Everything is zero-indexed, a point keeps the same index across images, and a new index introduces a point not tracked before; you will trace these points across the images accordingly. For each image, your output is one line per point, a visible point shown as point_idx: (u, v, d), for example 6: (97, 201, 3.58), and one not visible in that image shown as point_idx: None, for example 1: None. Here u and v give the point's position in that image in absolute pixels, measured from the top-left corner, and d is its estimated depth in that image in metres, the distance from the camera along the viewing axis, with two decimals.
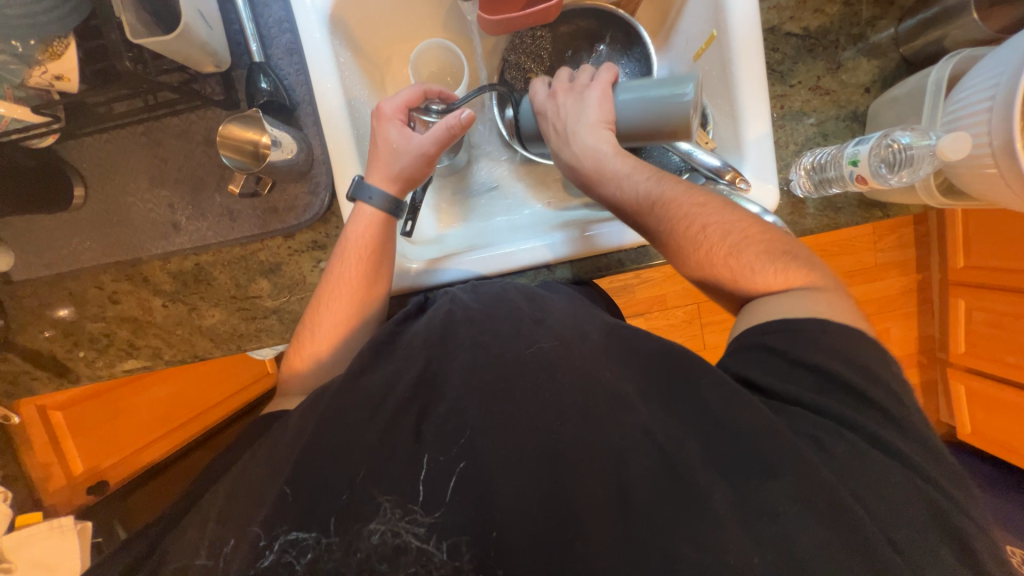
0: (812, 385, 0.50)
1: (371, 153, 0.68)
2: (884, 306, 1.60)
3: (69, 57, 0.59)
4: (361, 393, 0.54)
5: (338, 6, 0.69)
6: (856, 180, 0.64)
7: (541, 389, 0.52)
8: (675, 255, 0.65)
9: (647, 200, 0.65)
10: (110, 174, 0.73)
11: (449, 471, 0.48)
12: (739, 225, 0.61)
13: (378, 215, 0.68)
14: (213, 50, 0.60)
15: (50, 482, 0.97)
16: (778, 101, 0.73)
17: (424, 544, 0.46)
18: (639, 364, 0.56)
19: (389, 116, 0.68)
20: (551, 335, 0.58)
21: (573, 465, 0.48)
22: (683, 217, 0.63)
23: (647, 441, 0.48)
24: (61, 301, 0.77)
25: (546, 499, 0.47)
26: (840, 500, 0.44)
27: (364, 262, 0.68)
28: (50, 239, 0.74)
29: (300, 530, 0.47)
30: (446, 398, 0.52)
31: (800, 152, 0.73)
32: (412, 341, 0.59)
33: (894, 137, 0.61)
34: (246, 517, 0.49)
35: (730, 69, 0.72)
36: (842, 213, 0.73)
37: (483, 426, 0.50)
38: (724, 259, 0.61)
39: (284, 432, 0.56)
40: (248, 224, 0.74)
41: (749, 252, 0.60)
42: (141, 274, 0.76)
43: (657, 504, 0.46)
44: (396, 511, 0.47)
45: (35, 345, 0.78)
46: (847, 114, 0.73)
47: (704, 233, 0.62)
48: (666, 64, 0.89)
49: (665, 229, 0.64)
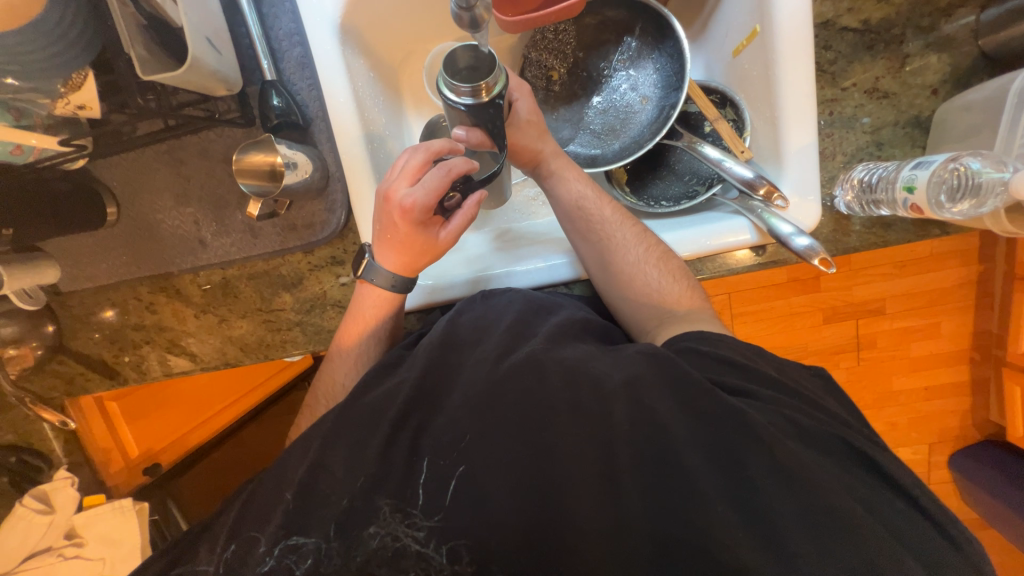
0: (789, 421, 0.52)
1: (393, 246, 0.65)
2: (936, 300, 1.48)
3: (89, 89, 0.58)
4: (373, 415, 0.56)
5: (350, 15, 0.66)
6: (911, 208, 0.59)
7: (542, 427, 0.52)
8: (610, 251, 0.70)
9: (599, 205, 0.73)
10: (138, 192, 0.75)
11: (449, 473, 0.52)
12: (648, 242, 0.70)
13: (386, 293, 0.69)
14: (225, 75, 0.58)
15: (110, 464, 1.02)
16: (827, 106, 0.66)
17: (423, 547, 0.50)
18: (633, 357, 0.56)
19: (418, 219, 0.62)
20: (542, 339, 0.60)
21: (570, 502, 0.50)
22: (612, 226, 0.71)
23: (642, 478, 0.49)
24: (106, 308, 0.82)
25: (538, 537, 0.49)
26: (832, 543, 0.45)
27: (383, 312, 0.70)
28: (90, 254, 0.78)
29: (300, 535, 0.51)
30: (445, 412, 0.55)
31: (849, 164, 0.66)
32: (420, 353, 0.61)
33: (964, 161, 0.56)
34: (262, 528, 0.53)
35: (773, 72, 0.65)
36: (892, 229, 0.66)
37: (483, 451, 0.52)
38: (658, 259, 0.69)
39: (293, 449, 0.58)
40: (269, 241, 0.75)
41: (675, 261, 0.69)
42: (173, 286, 0.80)
43: (648, 547, 0.47)
44: (396, 515, 0.51)
45: (86, 349, 0.84)
46: (908, 120, 0.65)
47: (623, 244, 0.70)
48: (700, 57, 0.82)
49: (615, 225, 0.71)
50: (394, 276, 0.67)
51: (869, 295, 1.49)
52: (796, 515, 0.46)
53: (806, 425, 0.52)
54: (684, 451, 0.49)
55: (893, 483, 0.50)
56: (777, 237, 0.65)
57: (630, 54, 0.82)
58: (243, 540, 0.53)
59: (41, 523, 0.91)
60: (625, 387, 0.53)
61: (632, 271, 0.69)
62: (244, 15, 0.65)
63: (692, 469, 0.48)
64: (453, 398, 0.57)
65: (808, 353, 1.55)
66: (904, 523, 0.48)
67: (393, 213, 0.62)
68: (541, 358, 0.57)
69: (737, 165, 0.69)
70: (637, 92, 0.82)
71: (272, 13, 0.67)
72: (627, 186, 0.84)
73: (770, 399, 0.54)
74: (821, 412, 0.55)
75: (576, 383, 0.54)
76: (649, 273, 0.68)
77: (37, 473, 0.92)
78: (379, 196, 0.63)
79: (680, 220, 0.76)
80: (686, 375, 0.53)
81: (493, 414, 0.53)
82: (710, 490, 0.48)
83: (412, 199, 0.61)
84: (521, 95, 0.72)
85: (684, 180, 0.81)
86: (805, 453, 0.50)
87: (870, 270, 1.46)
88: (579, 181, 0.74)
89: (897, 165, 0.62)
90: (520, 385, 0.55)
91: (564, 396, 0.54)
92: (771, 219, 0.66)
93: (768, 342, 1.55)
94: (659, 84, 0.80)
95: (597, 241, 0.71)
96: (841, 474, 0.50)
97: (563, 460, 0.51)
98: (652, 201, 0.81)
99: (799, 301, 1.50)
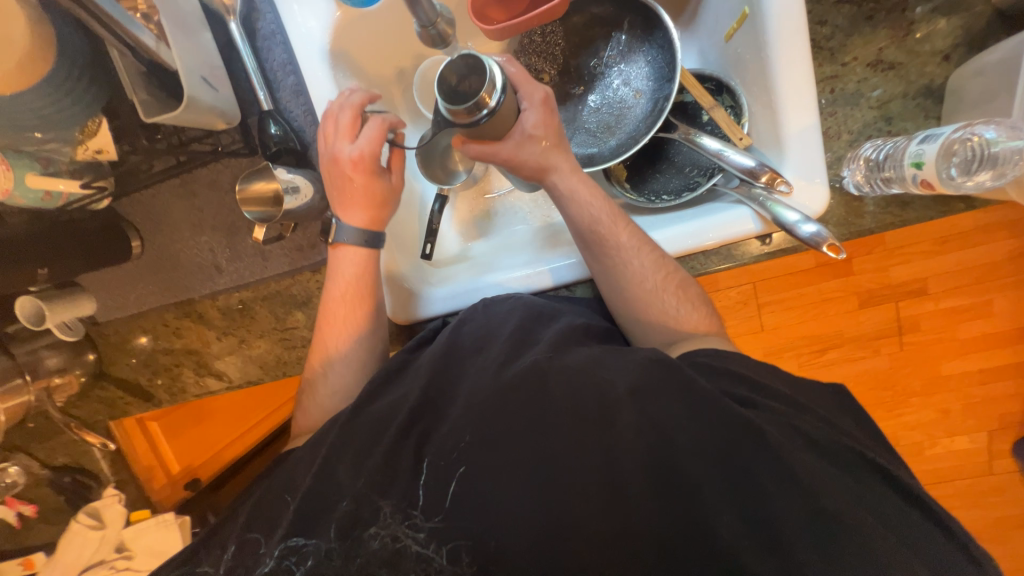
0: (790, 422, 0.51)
1: (354, 202, 0.68)
2: (986, 276, 1.36)
3: (104, 134, 0.63)
4: (377, 426, 0.57)
5: (338, 41, 0.68)
6: (920, 184, 0.57)
7: (541, 429, 0.52)
8: (625, 278, 0.66)
9: (615, 227, 0.67)
10: (159, 225, 0.79)
11: (449, 474, 0.52)
12: (664, 268, 0.66)
13: (362, 252, 0.70)
14: (222, 110, 0.61)
15: (155, 479, 1.13)
16: (828, 84, 0.63)
17: (423, 548, 0.49)
18: (635, 364, 0.56)
19: (369, 166, 0.66)
20: (545, 347, 0.60)
21: (569, 502, 0.49)
22: (628, 252, 0.66)
23: (643, 476, 0.49)
24: (139, 335, 0.87)
25: (537, 540, 0.48)
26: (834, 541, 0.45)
27: (365, 271, 0.71)
28: (121, 287, 0.83)
29: (300, 536, 0.51)
30: (447, 419, 0.56)
31: (856, 142, 0.63)
32: (425, 363, 0.62)
33: (976, 130, 0.54)
34: (270, 532, 0.54)
35: (766, 54, 0.63)
36: (909, 208, 0.63)
37: (481, 454, 0.51)
38: (675, 287, 0.66)
39: (300, 458, 0.60)
40: (279, 262, 0.79)
41: (693, 288, 0.67)
42: (196, 311, 0.84)
43: (650, 547, 0.46)
44: (397, 515, 0.51)
45: (123, 375, 0.89)
46: (919, 90, 0.61)
47: (640, 271, 0.66)
48: (692, 45, 0.80)
49: (632, 250, 0.66)
50: (365, 232, 0.69)
51: (909, 276, 1.39)
52: (801, 510, 0.45)
53: (809, 433, 0.51)
54: (691, 454, 0.48)
55: (892, 482, 0.50)
56: (783, 226, 0.62)
57: (620, 48, 0.80)
58: (248, 543, 0.54)
59: (93, 538, 0.98)
60: (631, 399, 0.52)
61: (649, 299, 0.66)
62: (238, 50, 0.68)
63: (696, 474, 0.48)
64: (455, 407, 0.57)
65: (841, 342, 1.47)
66: (905, 524, 0.48)
67: (346, 169, 0.67)
68: (540, 361, 0.57)
69: (737, 154, 0.67)
70: (630, 86, 0.81)
71: (265, 45, 0.70)
72: (627, 182, 0.83)
73: (776, 410, 0.53)
74: (820, 420, 0.54)
75: (581, 392, 0.54)
76: (665, 300, 0.66)
77: (89, 490, 0.99)
78: (327, 161, 0.67)
79: (681, 213, 0.74)
80: (692, 383, 0.52)
81: (494, 418, 0.53)
82: (716, 498, 0.47)
83: (359, 150, 0.65)
84: (530, 104, 0.67)
85: (684, 173, 0.79)
86: (803, 444, 0.50)
87: (907, 249, 1.36)
88: (592, 198, 0.68)
89: (906, 139, 0.59)
90: (519, 388, 0.55)
91: (564, 397, 0.53)
92: (776, 207, 0.63)
93: (797, 330, 1.48)
94: (652, 76, 0.78)
95: (611, 267, 0.67)
96: (843, 476, 0.49)
97: (562, 467, 0.50)
98: (652, 195, 0.80)
99: (830, 287, 1.42)
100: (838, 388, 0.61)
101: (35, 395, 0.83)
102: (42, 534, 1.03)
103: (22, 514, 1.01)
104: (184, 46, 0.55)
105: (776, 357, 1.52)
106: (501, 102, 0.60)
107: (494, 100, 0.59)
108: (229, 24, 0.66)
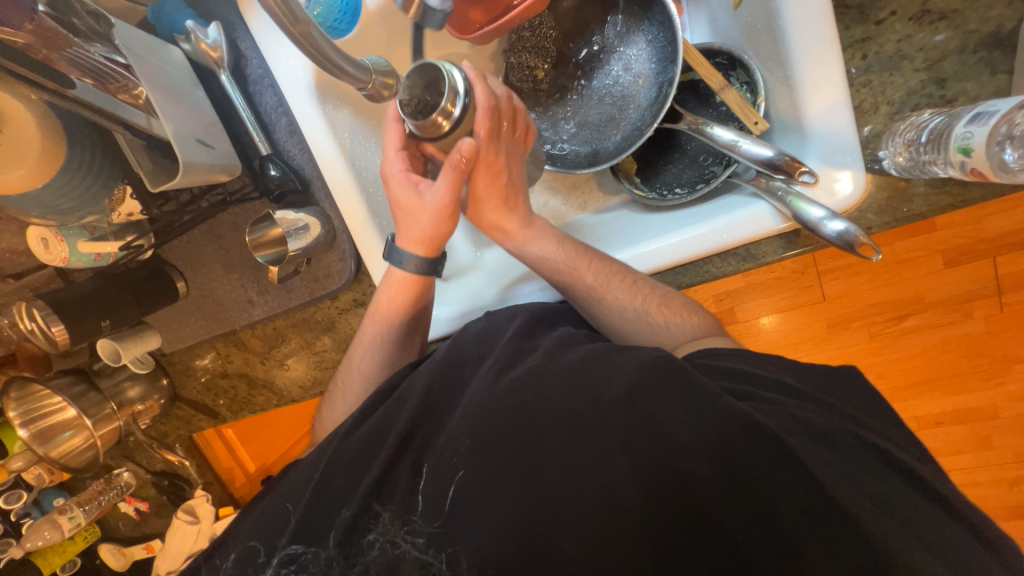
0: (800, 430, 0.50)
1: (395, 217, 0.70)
2: None
3: (130, 200, 0.68)
4: (376, 441, 0.58)
5: (322, 75, 0.69)
6: (970, 173, 0.49)
7: (541, 438, 0.52)
8: (602, 316, 0.67)
9: (575, 271, 0.67)
10: (197, 267, 0.86)
11: (449, 478, 0.53)
12: (642, 292, 0.65)
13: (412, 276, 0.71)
14: (221, 165, 0.64)
15: (235, 479, 1.30)
16: (859, 48, 0.54)
17: (421, 554, 0.51)
18: (630, 365, 0.55)
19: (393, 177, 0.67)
20: (541, 355, 0.59)
21: (558, 505, 0.50)
22: (600, 290, 0.65)
23: (639, 485, 0.49)
24: (199, 358, 0.96)
25: (527, 544, 0.49)
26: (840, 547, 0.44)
27: (405, 292, 0.71)
28: (176, 324, 0.92)
29: (299, 544, 0.54)
30: (446, 429, 0.57)
31: (900, 114, 0.55)
32: (425, 370, 0.64)
33: None
34: (278, 536, 0.56)
35: (780, 23, 0.55)
36: (972, 185, 0.53)
37: (479, 463, 0.53)
38: (659, 307, 0.64)
39: (306, 463, 0.63)
40: (301, 293, 0.82)
41: (676, 301, 0.65)
42: (239, 339, 0.92)
43: (643, 553, 0.47)
44: (395, 521, 0.53)
45: (192, 397, 1.00)
46: (983, 39, 0.51)
47: (618, 303, 0.65)
48: (700, 16, 0.72)
49: (603, 292, 0.65)
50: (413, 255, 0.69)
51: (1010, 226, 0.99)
52: (804, 521, 0.45)
53: (821, 435, 0.50)
54: (688, 456, 0.49)
55: (909, 485, 0.49)
56: (806, 224, 0.55)
57: (618, 31, 0.74)
58: (250, 550, 0.57)
59: (191, 531, 1.14)
60: (626, 402, 0.52)
61: (633, 326, 0.65)
62: (230, 97, 0.70)
63: (693, 486, 0.48)
64: (453, 417, 0.58)
65: (919, 308, 1.10)
66: (921, 527, 0.47)
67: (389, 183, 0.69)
68: (538, 367, 0.57)
69: (753, 144, 0.59)
70: (631, 72, 0.73)
71: (257, 90, 0.73)
72: (637, 176, 0.77)
73: (784, 403, 0.52)
74: (831, 413, 0.53)
75: (576, 395, 0.54)
76: (655, 324, 0.64)
77: (184, 491, 1.15)
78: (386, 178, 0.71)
79: (695, 209, 0.67)
80: (694, 380, 0.52)
81: (494, 434, 0.53)
82: (720, 509, 0.47)
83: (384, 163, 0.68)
84: (477, 165, 0.64)
85: (697, 163, 0.73)
86: (816, 453, 0.48)
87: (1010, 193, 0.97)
88: (544, 250, 0.69)
89: (955, 114, 0.51)
90: (520, 401, 0.55)
91: (565, 410, 0.53)
92: (797, 202, 0.56)
93: (866, 300, 1.12)
94: (654, 58, 0.71)
95: (589, 308, 0.67)
96: (858, 479, 0.48)
97: (563, 481, 0.50)
98: (664, 189, 0.74)
99: (906, 246, 1.05)
100: (864, 393, 0.57)
101: (123, 421, 0.96)
102: (157, 525, 1.22)
103: (139, 509, 1.19)
104: (171, 112, 0.58)
105: (840, 332, 1.15)
106: (467, 108, 0.60)
107: (456, 108, 0.59)
108: (221, 77, 0.69)
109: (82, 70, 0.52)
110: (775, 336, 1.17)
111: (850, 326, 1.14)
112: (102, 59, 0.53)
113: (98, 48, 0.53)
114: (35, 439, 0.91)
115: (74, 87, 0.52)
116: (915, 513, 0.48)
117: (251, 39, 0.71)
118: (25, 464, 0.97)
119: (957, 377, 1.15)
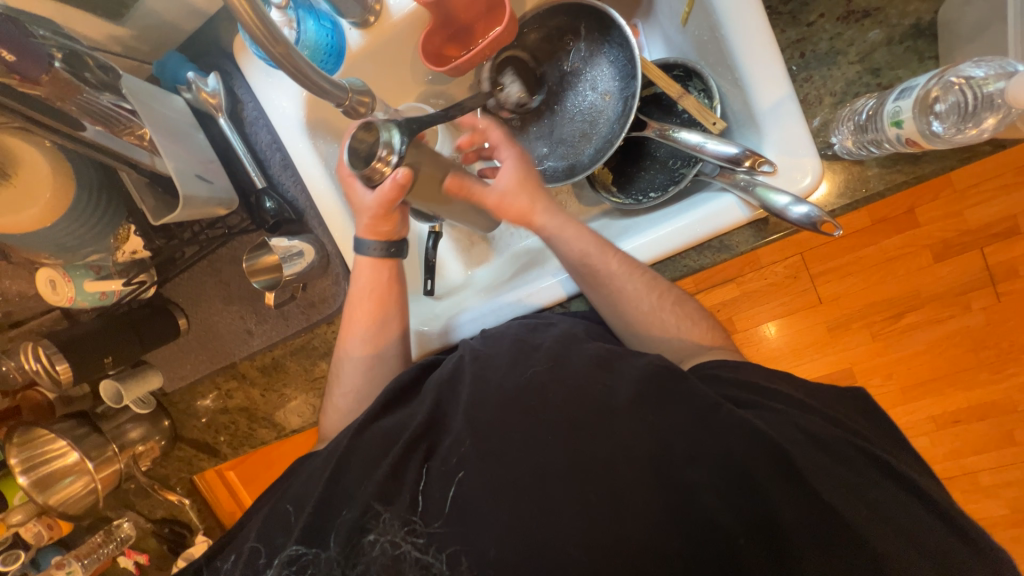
0: (777, 414, 0.52)
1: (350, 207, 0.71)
2: None
3: (132, 238, 0.73)
4: (380, 448, 0.59)
5: (312, 112, 0.75)
6: (906, 143, 0.53)
7: (535, 436, 0.53)
8: (619, 309, 0.66)
9: (604, 257, 0.66)
10: (197, 303, 0.88)
11: (449, 479, 0.54)
12: (658, 287, 0.66)
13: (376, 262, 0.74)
14: (219, 198, 0.69)
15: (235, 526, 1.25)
16: (797, 48, 0.61)
17: (422, 553, 0.51)
18: (634, 372, 0.55)
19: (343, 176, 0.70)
20: (546, 358, 0.60)
21: (556, 498, 0.50)
22: (621, 278, 0.66)
23: (636, 467, 0.50)
24: (201, 398, 0.97)
25: (525, 540, 0.49)
26: (824, 514, 0.45)
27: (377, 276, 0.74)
28: (175, 362, 0.92)
29: (301, 545, 0.54)
30: (448, 433, 0.58)
31: (842, 103, 0.60)
32: (429, 389, 0.62)
33: (961, 72, 0.50)
34: (280, 542, 0.56)
35: (722, 33, 0.60)
36: (921, 161, 0.57)
37: (477, 463, 0.54)
38: (671, 305, 0.66)
39: (304, 475, 0.62)
40: (297, 319, 0.84)
41: (686, 305, 0.67)
42: (239, 372, 0.94)
43: (642, 539, 0.48)
44: (397, 522, 0.53)
45: (194, 435, 1.00)
46: (905, 32, 0.58)
47: (636, 294, 0.65)
48: (656, 35, 0.79)
49: (627, 282, 0.65)
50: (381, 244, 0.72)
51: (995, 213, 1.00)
52: (803, 510, 0.46)
53: (806, 424, 0.51)
54: (676, 437, 0.50)
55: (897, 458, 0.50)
56: (774, 211, 0.58)
57: (582, 55, 0.80)
58: (251, 552, 0.57)
59: None
60: (633, 406, 0.53)
61: (648, 322, 0.66)
62: (228, 138, 0.75)
63: (682, 463, 0.49)
64: (457, 416, 0.58)
65: (916, 303, 1.10)
66: (905, 500, 0.48)
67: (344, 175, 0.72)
68: (542, 372, 0.58)
69: (717, 143, 0.63)
70: (597, 90, 0.79)
71: (252, 130, 0.78)
72: (613, 185, 0.80)
73: (779, 408, 0.53)
74: (830, 420, 0.53)
75: (573, 390, 0.55)
76: (666, 318, 0.66)
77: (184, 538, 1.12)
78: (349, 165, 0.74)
79: (668, 210, 0.70)
80: (696, 389, 0.52)
81: (493, 435, 0.54)
82: (711, 488, 0.48)
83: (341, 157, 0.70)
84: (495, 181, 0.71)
85: (668, 167, 0.77)
86: (800, 431, 0.50)
87: (982, 185, 1.00)
88: (576, 237, 0.69)
89: (884, 94, 0.56)
90: (519, 403, 0.56)
91: (562, 412, 0.54)
92: (764, 192, 0.59)
93: (864, 298, 1.11)
94: (617, 76, 0.77)
95: (609, 298, 0.66)
96: (840, 466, 0.48)
97: (559, 474, 0.51)
98: (640, 194, 0.78)
99: (893, 243, 1.06)
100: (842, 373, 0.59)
101: (124, 462, 0.94)
102: None
103: (139, 563, 1.14)
104: (172, 151, 0.63)
105: (841, 335, 1.15)
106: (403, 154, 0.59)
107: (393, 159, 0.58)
108: (219, 120, 0.75)
109: (93, 117, 0.59)
110: (778, 343, 1.17)
111: (848, 323, 1.14)
112: (110, 104, 0.59)
113: (107, 96, 0.59)
114: (35, 485, 0.90)
115: (85, 130, 0.58)
116: (900, 483, 0.49)
117: (247, 85, 0.77)
118: (25, 516, 0.96)
119: (966, 370, 1.13)
